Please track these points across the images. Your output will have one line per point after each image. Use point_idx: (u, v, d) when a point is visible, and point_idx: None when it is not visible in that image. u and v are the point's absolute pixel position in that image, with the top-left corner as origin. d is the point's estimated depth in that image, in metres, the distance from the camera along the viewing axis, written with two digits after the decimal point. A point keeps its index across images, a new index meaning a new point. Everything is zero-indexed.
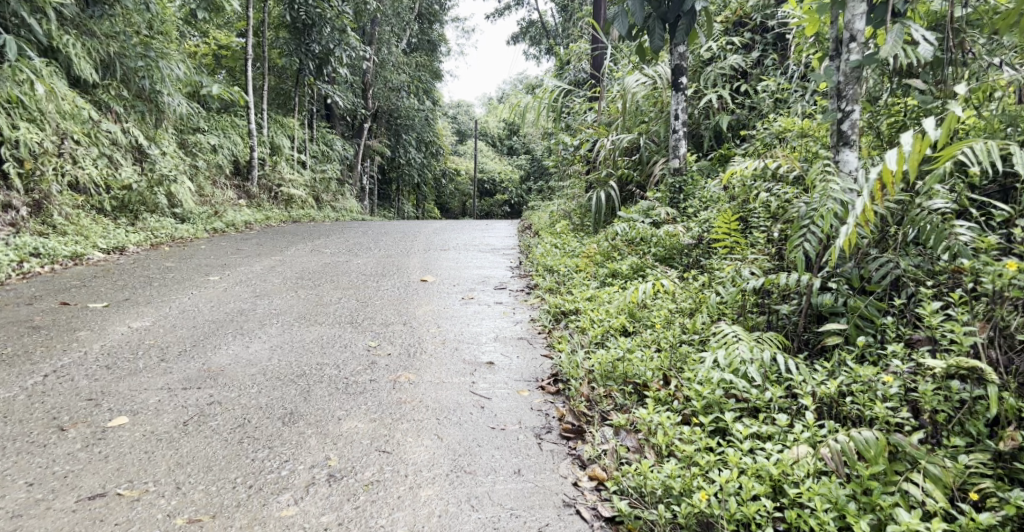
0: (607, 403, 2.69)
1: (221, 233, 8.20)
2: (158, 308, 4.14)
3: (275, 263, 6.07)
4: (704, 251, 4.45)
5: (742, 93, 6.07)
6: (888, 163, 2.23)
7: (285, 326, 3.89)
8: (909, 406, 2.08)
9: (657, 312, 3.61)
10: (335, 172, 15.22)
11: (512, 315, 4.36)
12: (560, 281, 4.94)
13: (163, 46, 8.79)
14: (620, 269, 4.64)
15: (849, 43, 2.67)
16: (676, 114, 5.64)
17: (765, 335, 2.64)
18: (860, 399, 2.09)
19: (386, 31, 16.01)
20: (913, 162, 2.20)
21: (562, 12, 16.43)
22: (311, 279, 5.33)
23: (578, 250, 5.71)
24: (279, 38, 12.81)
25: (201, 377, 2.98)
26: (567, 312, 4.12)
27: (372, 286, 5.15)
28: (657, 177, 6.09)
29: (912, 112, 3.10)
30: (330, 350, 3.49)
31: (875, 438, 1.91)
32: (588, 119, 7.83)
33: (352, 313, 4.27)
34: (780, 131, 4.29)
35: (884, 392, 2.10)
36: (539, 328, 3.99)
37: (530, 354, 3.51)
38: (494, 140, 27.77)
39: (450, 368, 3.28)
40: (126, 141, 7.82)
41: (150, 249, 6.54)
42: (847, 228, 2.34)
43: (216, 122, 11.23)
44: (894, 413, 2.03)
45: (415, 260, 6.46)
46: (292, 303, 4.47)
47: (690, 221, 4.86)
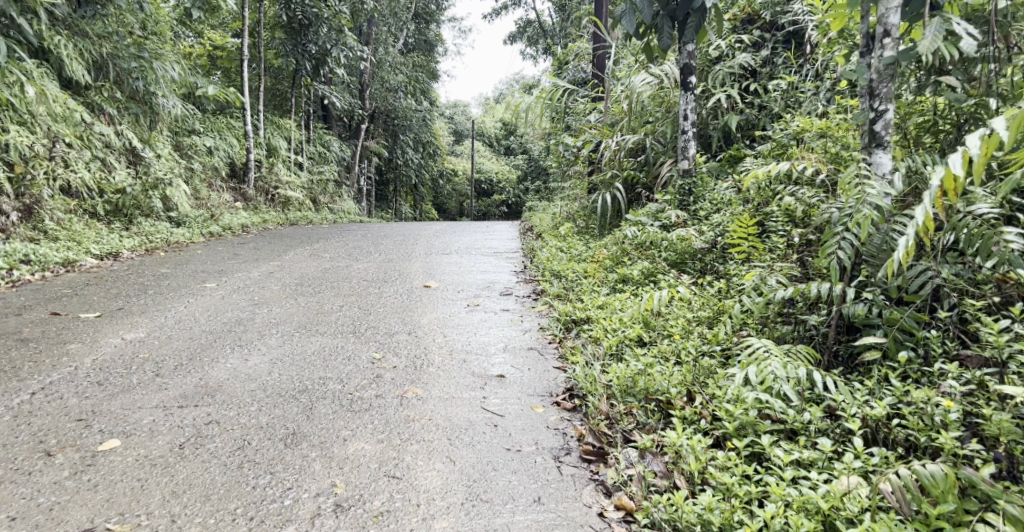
0: (628, 421, 2.55)
1: (217, 237, 8.02)
2: (153, 318, 3.98)
3: (274, 268, 5.91)
4: (719, 256, 4.31)
5: (751, 92, 5.94)
6: (953, 168, 2.02)
7: (285, 337, 3.73)
8: (973, 435, 1.94)
9: (674, 321, 3.48)
10: (332, 173, 15.05)
11: (519, 323, 4.21)
12: (568, 287, 4.79)
13: (157, 47, 8.63)
14: (631, 275, 4.50)
15: (882, 39, 2.53)
16: (685, 114, 5.51)
17: (795, 349, 2.50)
18: (915, 425, 1.95)
19: (383, 31, 15.86)
20: (980, 166, 1.99)
21: (560, 11, 16.32)
22: (311, 285, 5.17)
23: (585, 254, 5.56)
24: (275, 38, 12.64)
25: (197, 393, 2.81)
26: (578, 320, 3.97)
27: (374, 293, 4.99)
28: (664, 178, 5.96)
29: (945, 111, 2.97)
30: (332, 363, 3.33)
31: (942, 473, 1.75)
32: (591, 119, 7.69)
33: (355, 322, 4.11)
34: (797, 132, 4.16)
35: (943, 418, 1.96)
36: (550, 337, 3.84)
37: (542, 366, 3.36)
38: (491, 140, 27.62)
39: (459, 382, 3.13)
40: (119, 144, 7.65)
41: (144, 254, 6.37)
42: (907, 240, 2.16)
43: (212, 123, 11.06)
44: (963, 445, 1.88)
45: (416, 264, 6.32)
46: (292, 312, 4.31)
47: (702, 225, 4.72)
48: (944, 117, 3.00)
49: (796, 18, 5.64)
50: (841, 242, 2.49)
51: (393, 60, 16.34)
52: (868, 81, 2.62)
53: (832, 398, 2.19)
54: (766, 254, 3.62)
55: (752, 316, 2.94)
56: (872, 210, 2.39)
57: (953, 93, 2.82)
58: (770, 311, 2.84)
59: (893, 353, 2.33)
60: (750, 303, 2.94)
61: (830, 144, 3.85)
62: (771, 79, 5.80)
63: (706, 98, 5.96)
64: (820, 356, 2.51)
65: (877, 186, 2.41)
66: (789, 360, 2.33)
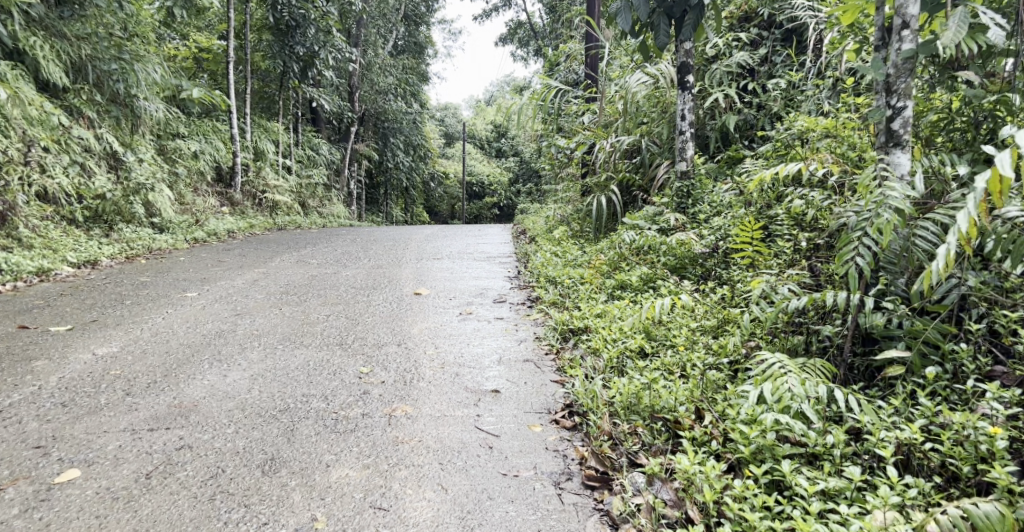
0: (633, 442, 2.39)
1: (201, 243, 7.80)
2: (128, 330, 3.77)
3: (259, 276, 5.70)
4: (721, 261, 4.16)
5: (749, 92, 5.80)
6: (1001, 168, 1.82)
7: (268, 350, 3.53)
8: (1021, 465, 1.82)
9: (677, 331, 3.33)
10: (321, 177, 14.83)
11: (514, 332, 4.03)
12: (565, 293, 4.63)
13: (138, 48, 8.41)
14: (629, 281, 4.34)
15: (901, 31, 2.40)
16: (683, 114, 5.36)
17: (811, 363, 2.36)
18: (959, 454, 1.81)
19: (372, 33, 15.66)
20: None
21: (550, 13, 16.21)
22: (297, 294, 4.96)
23: (581, 258, 5.40)
24: (262, 40, 12.42)
25: (170, 414, 2.62)
26: (575, 329, 3.81)
27: (362, 301, 4.80)
28: (661, 181, 5.81)
29: (964, 108, 2.84)
30: (317, 379, 3.13)
31: (997, 511, 1.64)
32: (585, 120, 7.53)
33: (341, 333, 3.92)
34: (802, 132, 4.02)
35: (988, 446, 1.82)
36: (547, 347, 3.67)
37: (539, 379, 3.18)
38: (482, 143, 27.43)
39: (452, 398, 2.95)
40: (100, 148, 7.42)
41: (125, 261, 6.14)
42: (946, 247, 1.97)
43: (197, 126, 10.82)
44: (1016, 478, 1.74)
45: (407, 270, 6.14)
46: (276, 322, 4.11)
47: (702, 228, 4.57)
48: (960, 116, 2.86)
49: (793, 15, 5.50)
50: (859, 249, 2.33)
51: (382, 62, 16.14)
52: (885, 76, 2.49)
53: (856, 418, 2.03)
54: (773, 259, 3.48)
55: (763, 326, 2.80)
56: (894, 214, 2.25)
57: (972, 91, 2.68)
58: (781, 321, 2.70)
59: (918, 369, 2.19)
60: (761, 312, 2.80)
61: (836, 145, 3.72)
62: (770, 78, 5.66)
63: (703, 98, 5.82)
64: (837, 370, 2.37)
65: (900, 190, 2.27)
66: (807, 377, 2.17)
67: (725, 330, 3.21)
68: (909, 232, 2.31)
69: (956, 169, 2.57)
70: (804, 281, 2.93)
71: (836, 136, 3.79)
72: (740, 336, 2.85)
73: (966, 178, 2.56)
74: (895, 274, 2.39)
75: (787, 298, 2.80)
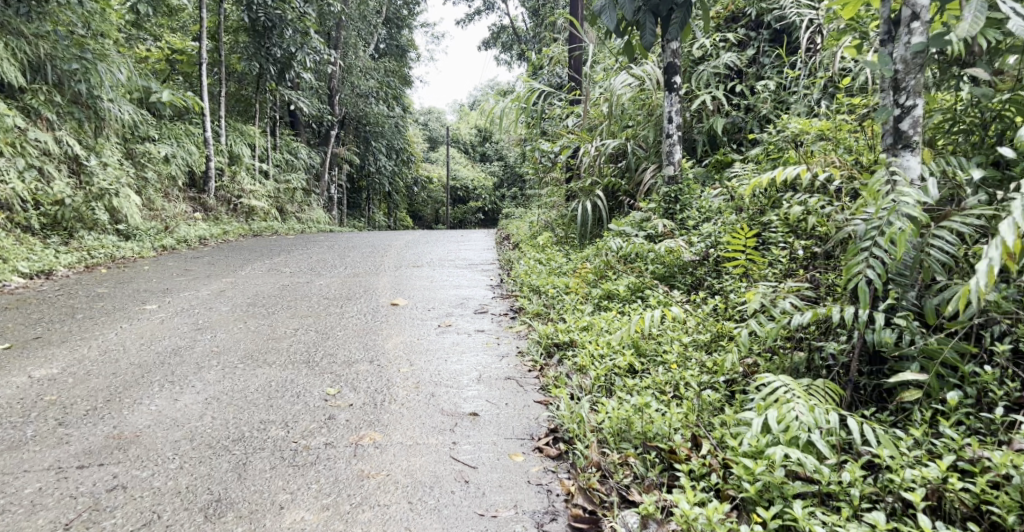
0: (624, 474, 2.18)
1: (169, 251, 7.48)
2: (74, 348, 3.49)
3: (227, 285, 5.40)
4: (713, 269, 3.98)
5: (736, 94, 5.63)
6: None
7: (227, 370, 3.26)
8: None
9: (669, 346, 3.12)
10: (300, 182, 14.51)
11: (495, 346, 3.79)
12: (549, 303, 4.40)
13: (103, 48, 8.06)
14: (616, 291, 4.13)
15: (910, 23, 2.22)
16: (670, 117, 5.18)
17: (817, 385, 2.16)
18: (995, 499, 1.62)
19: (352, 35, 15.37)
20: None
21: (533, 17, 16.04)
22: (265, 306, 4.68)
23: (566, 266, 5.19)
24: (238, 42, 12.09)
25: (106, 448, 2.37)
26: (560, 343, 3.58)
27: (335, 313, 4.53)
28: (648, 185, 5.63)
29: (970, 107, 2.67)
30: (277, 403, 2.87)
31: None
32: (569, 124, 7.32)
33: (309, 349, 3.66)
34: (797, 134, 3.83)
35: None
36: (530, 364, 3.43)
37: (521, 400, 2.95)
38: (466, 147, 27.18)
39: (425, 423, 2.70)
40: (60, 151, 7.07)
41: (84, 271, 5.83)
42: (990, 264, 1.80)
43: (169, 130, 10.48)
44: None
45: (385, 278, 5.88)
46: (239, 337, 3.84)
47: (692, 235, 4.39)
48: (967, 116, 2.69)
49: (781, 15, 5.35)
50: (869, 260, 2.12)
51: (363, 65, 15.86)
52: (892, 73, 2.29)
53: (873, 452, 1.84)
54: (768, 270, 3.29)
55: (763, 342, 2.56)
56: (907, 223, 2.04)
57: (981, 88, 2.50)
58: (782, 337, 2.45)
59: (937, 394, 2.01)
60: (757, 327, 2.56)
61: (832, 148, 3.56)
62: (758, 79, 5.50)
63: (690, 101, 5.64)
64: (842, 392, 2.19)
65: (915, 196, 2.05)
66: (816, 402, 1.97)
67: (721, 347, 3.01)
68: (923, 242, 2.10)
69: (971, 173, 2.39)
70: (807, 293, 2.71)
71: (831, 139, 3.63)
72: (745, 350, 2.58)
73: (979, 182, 2.38)
74: (905, 286, 2.19)
75: (787, 311, 2.59)
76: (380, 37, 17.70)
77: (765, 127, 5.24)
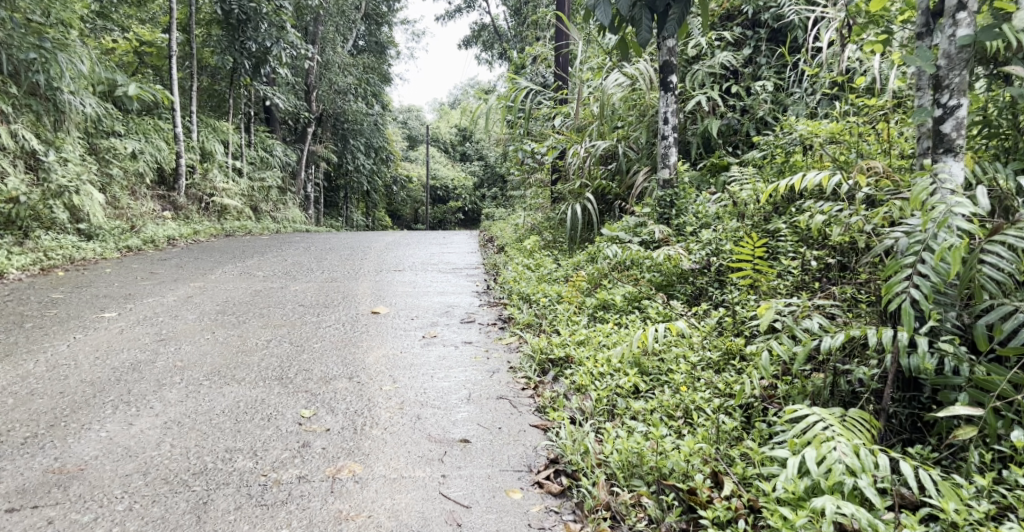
0: (638, 517, 1.97)
1: (135, 252, 7.10)
2: (19, 362, 3.15)
3: (195, 291, 5.07)
4: (715, 280, 3.76)
5: (732, 94, 5.45)
6: None
7: (191, 388, 2.94)
8: None
9: (675, 366, 2.90)
10: (276, 180, 14.10)
11: (485, 362, 3.52)
12: (540, 313, 4.16)
13: (63, 37, 7.63)
14: (612, 301, 3.92)
15: (956, 13, 2.06)
16: (665, 118, 4.96)
17: (852, 417, 1.98)
18: None
19: (330, 30, 14.98)
20: None
21: (516, 15, 15.78)
22: (235, 313, 4.36)
23: (557, 273, 4.95)
24: (210, 35, 11.66)
25: (44, 487, 2.06)
26: (555, 359, 3.33)
27: (310, 322, 4.22)
28: (640, 188, 5.44)
29: (1008, 109, 2.47)
30: (246, 427, 2.57)
31: None
32: (556, 124, 7.09)
33: (282, 364, 3.36)
34: (804, 137, 3.63)
35: None
36: (524, 381, 3.18)
37: (516, 423, 2.70)
38: (446, 146, 26.85)
39: (411, 451, 2.43)
40: (15, 146, 6.67)
41: (40, 274, 5.46)
42: None
43: (137, 125, 10.05)
44: None
45: (365, 283, 5.58)
46: (206, 350, 3.53)
47: (690, 242, 4.18)
48: (999, 122, 2.52)
49: (778, 14, 5.18)
50: (912, 277, 1.93)
51: (342, 61, 15.48)
52: (934, 68, 2.14)
53: (933, 504, 1.67)
54: (778, 281, 3.08)
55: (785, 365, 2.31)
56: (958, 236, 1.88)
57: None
58: (806, 361, 2.21)
59: (994, 432, 1.82)
60: (777, 348, 2.30)
61: (843, 153, 3.38)
62: (755, 80, 5.32)
63: (684, 101, 5.44)
64: (878, 423, 2.00)
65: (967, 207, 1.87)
66: (860, 442, 1.79)
67: (734, 367, 2.78)
68: (973, 257, 1.90)
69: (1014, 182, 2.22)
70: (830, 311, 2.49)
71: (842, 143, 3.45)
72: (767, 373, 2.33)
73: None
74: (945, 305, 2.01)
75: (810, 329, 2.36)
76: (359, 34, 17.33)
77: (761, 130, 5.07)
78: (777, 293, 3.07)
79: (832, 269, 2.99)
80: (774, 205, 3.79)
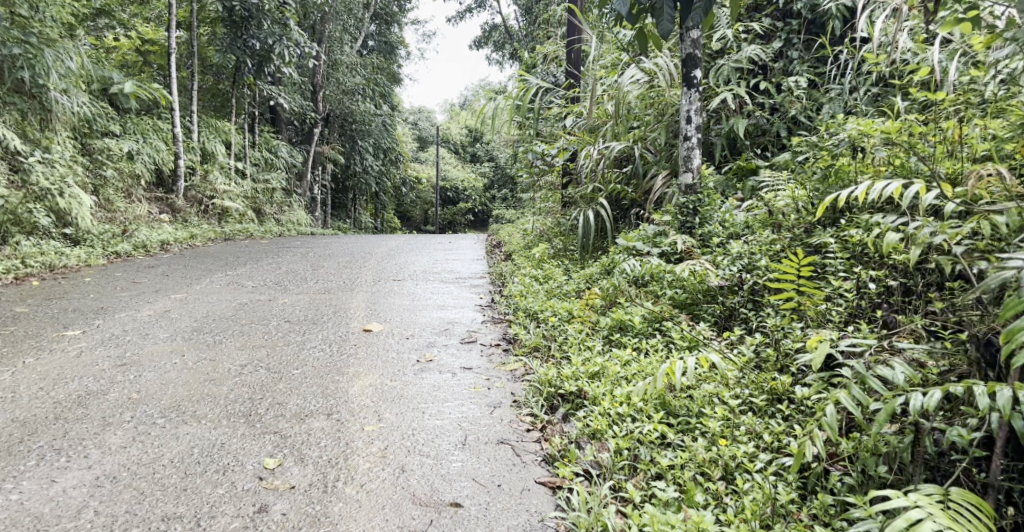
0: None
1: (123, 258, 6.75)
2: None
3: (175, 303, 4.67)
4: (748, 301, 3.29)
5: (760, 91, 4.97)
6: None
7: (139, 429, 2.51)
8: None
9: (707, 407, 2.45)
10: (280, 182, 13.75)
11: (485, 393, 3.07)
12: (549, 334, 3.72)
13: (52, 32, 7.30)
14: (630, 323, 3.49)
15: None
16: (688, 117, 4.50)
17: (953, 499, 1.59)
18: None
19: (338, 29, 14.62)
20: None
21: (527, 14, 15.32)
22: (213, 332, 3.96)
23: (567, 287, 4.51)
24: (213, 34, 11.33)
25: None
26: (566, 392, 2.90)
27: (293, 343, 3.80)
28: (658, 194, 5.00)
29: None
30: (193, 485, 2.17)
31: None
32: (568, 124, 6.65)
33: (253, 397, 2.94)
34: (854, 138, 3.16)
35: None
36: (529, 420, 2.74)
37: (520, 477, 2.27)
38: (457, 147, 26.47)
39: (390, 521, 2.04)
40: None
41: (13, 284, 5.10)
42: None
43: (134, 125, 9.72)
44: None
45: (360, 295, 5.17)
46: (170, 377, 3.12)
47: (717, 255, 3.73)
48: None
49: (815, 2, 4.68)
50: None
51: (350, 61, 15.10)
52: None
53: None
54: (827, 307, 2.63)
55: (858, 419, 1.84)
56: None
57: None
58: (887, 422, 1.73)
59: None
60: (847, 401, 1.84)
61: (901, 157, 2.92)
62: (785, 76, 4.84)
63: (707, 99, 4.98)
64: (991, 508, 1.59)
65: None
66: None
67: (784, 413, 2.33)
68: None
69: None
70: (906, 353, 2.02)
71: (898, 145, 2.98)
72: (834, 430, 1.87)
73: None
74: None
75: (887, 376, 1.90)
76: (368, 34, 16.97)
77: (793, 131, 4.60)
78: (827, 322, 2.61)
79: (894, 293, 2.53)
80: (818, 216, 3.32)
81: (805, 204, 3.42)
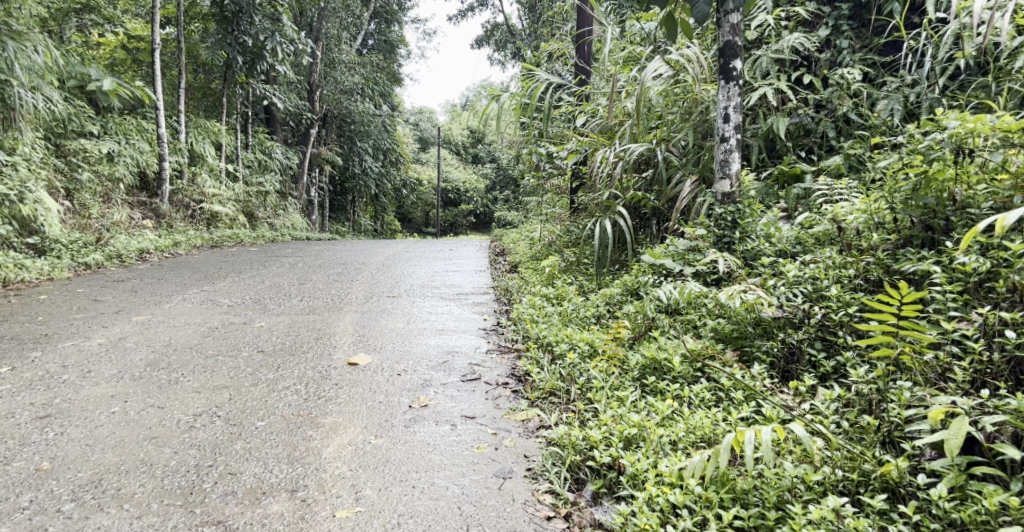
0: None
1: (93, 270, 6.14)
2: None
3: (135, 329, 4.07)
4: (816, 339, 2.67)
5: (803, 85, 4.36)
6: None
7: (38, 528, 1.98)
8: None
9: (792, 498, 1.85)
10: (274, 184, 13.14)
11: (493, 457, 2.45)
12: (567, 373, 3.09)
13: (13, 22, 6.66)
14: (667, 363, 2.85)
15: None
16: (725, 114, 3.85)
17: None
18: None
19: (334, 27, 14.03)
20: None
21: (530, 13, 14.72)
22: (168, 367, 3.35)
23: (585, 311, 3.89)
24: (202, 30, 10.71)
25: None
26: (596, 462, 2.27)
27: (263, 383, 3.16)
28: (686, 202, 4.38)
29: None
30: None
31: None
32: (579, 124, 6.01)
33: (197, 464, 2.33)
34: (957, 137, 2.57)
35: None
36: (550, 503, 2.14)
37: None
38: (457, 148, 25.82)
39: None
40: None
41: None
42: None
43: (115, 125, 9.12)
44: None
45: (348, 317, 4.55)
46: (103, 434, 2.53)
47: (768, 278, 3.11)
48: None
49: None
50: None
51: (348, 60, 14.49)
52: None
53: None
54: (946, 360, 2.05)
55: None
56: None
57: None
58: None
59: None
60: None
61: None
62: (833, 68, 4.22)
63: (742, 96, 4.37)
64: None
65: None
66: None
67: (909, 516, 1.75)
68: None
69: None
70: None
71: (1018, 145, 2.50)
72: None
73: None
74: None
75: None
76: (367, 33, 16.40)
77: (845, 130, 3.97)
78: (944, 382, 2.04)
79: None
80: (901, 233, 2.75)
81: (881, 219, 2.84)
